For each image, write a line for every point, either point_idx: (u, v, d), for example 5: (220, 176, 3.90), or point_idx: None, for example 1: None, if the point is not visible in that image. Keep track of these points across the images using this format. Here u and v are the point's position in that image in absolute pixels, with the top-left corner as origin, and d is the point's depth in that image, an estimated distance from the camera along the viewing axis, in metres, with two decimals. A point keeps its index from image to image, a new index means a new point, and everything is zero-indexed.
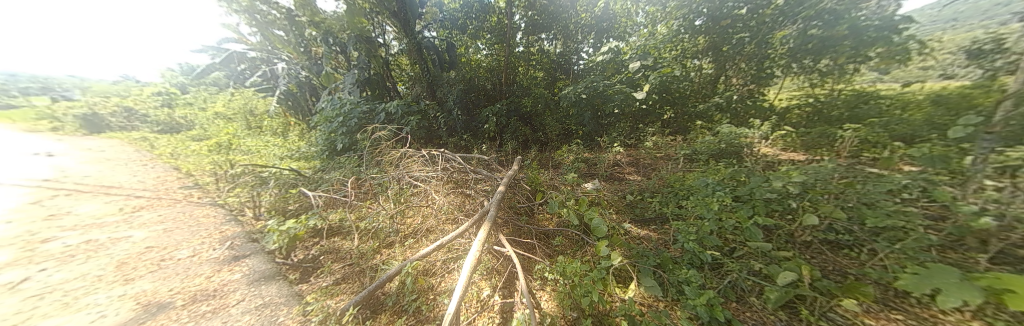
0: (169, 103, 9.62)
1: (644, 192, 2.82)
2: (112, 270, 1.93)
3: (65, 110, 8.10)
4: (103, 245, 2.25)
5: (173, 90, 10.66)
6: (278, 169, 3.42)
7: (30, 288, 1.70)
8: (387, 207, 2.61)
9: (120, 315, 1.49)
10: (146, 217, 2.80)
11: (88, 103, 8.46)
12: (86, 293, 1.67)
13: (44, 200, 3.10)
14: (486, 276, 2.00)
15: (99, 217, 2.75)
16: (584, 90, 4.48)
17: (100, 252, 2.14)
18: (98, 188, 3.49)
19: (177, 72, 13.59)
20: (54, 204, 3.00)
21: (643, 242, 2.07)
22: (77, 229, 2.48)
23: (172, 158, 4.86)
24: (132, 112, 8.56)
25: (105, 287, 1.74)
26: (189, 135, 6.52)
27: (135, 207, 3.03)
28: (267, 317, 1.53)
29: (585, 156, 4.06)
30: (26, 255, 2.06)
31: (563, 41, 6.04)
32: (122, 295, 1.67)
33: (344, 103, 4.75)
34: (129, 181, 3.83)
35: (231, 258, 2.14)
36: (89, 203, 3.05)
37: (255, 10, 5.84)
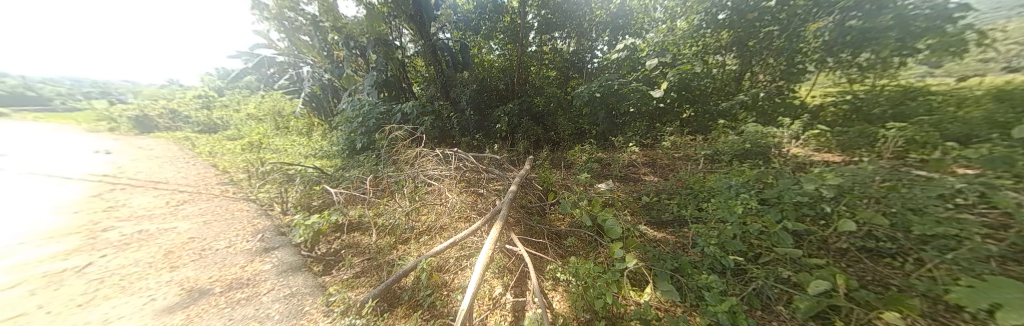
0: (208, 105, 10.45)
1: (661, 194, 2.74)
2: (161, 257, 2.13)
3: (121, 112, 9.00)
4: (155, 235, 2.50)
5: (211, 93, 11.55)
6: (302, 168, 3.61)
7: (94, 272, 1.91)
8: (403, 204, 2.69)
9: (168, 300, 1.65)
10: (188, 210, 3.05)
11: (140, 106, 9.34)
12: (142, 277, 1.87)
13: (107, 193, 3.48)
14: (498, 274, 2.02)
15: (151, 209, 3.04)
16: (598, 89, 4.38)
17: (150, 241, 2.37)
18: (149, 183, 3.86)
19: (215, 76, 14.72)
20: (114, 197, 3.35)
21: (659, 245, 2.01)
22: (131, 220, 2.76)
23: (210, 156, 5.28)
24: (176, 114, 9.38)
25: (157, 272, 1.93)
26: (225, 135, 7.07)
27: (180, 200, 3.32)
28: (294, 306, 1.63)
29: (598, 156, 3.99)
30: (90, 242, 2.32)
31: (576, 40, 5.84)
32: (170, 280, 1.85)
33: (364, 104, 4.96)
34: (174, 177, 4.20)
35: (262, 249, 2.30)
36: (142, 196, 3.39)
37: (283, 17, 6.20)
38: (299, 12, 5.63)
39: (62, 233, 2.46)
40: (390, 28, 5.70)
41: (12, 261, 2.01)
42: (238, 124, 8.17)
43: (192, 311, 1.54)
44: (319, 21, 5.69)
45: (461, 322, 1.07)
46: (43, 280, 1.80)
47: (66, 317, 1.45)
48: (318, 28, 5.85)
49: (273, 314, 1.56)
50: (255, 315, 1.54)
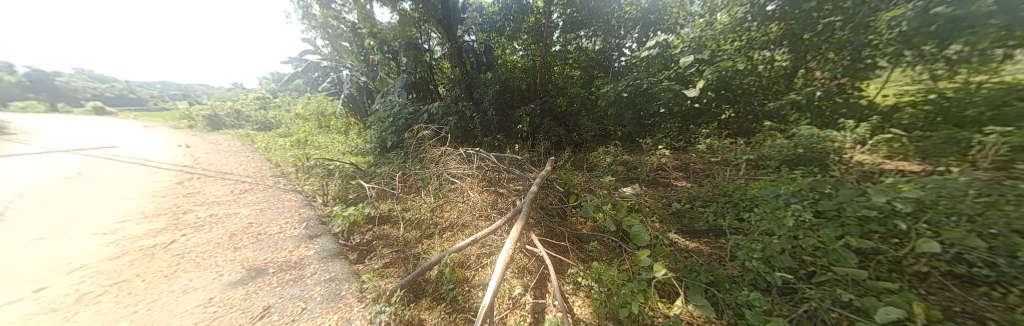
0: (264, 106, 11.87)
1: (694, 201, 2.57)
2: (227, 238, 2.46)
3: (198, 112, 10.55)
4: (222, 218, 2.88)
5: (266, 95, 13.06)
6: (339, 163, 3.92)
7: (177, 247, 2.26)
8: (429, 201, 2.82)
9: (232, 276, 1.90)
10: (248, 198, 3.48)
11: (212, 106, 10.86)
12: (212, 254, 2.17)
13: (188, 180, 4.09)
14: (518, 274, 2.03)
15: (220, 196, 3.52)
16: (626, 88, 4.19)
17: (219, 224, 2.74)
18: (218, 173, 4.47)
19: (270, 80, 16.69)
20: (192, 184, 3.93)
21: (692, 255, 1.87)
22: (206, 204, 3.22)
23: (266, 151, 5.98)
24: (240, 113, 10.77)
25: (224, 251, 2.24)
26: (278, 133, 7.98)
27: (242, 189, 3.81)
28: (331, 290, 1.78)
29: (628, 159, 3.97)
30: (175, 222, 2.75)
31: (603, 38, 5.68)
32: (234, 259, 2.12)
33: (395, 105, 5.30)
34: (237, 168, 4.81)
35: (307, 236, 2.54)
36: (213, 184, 3.94)
37: (328, 25, 6.80)
38: (340, 20, 6.09)
39: (155, 213, 2.94)
40: (420, 33, 5.99)
41: (121, 235, 2.45)
42: (289, 123, 9.17)
43: (250, 289, 1.76)
44: (357, 28, 6.13)
45: (482, 318, 1.09)
46: (141, 252, 2.18)
47: (157, 286, 1.75)
48: (356, 34, 6.30)
49: (316, 296, 1.72)
50: (300, 295, 1.72)
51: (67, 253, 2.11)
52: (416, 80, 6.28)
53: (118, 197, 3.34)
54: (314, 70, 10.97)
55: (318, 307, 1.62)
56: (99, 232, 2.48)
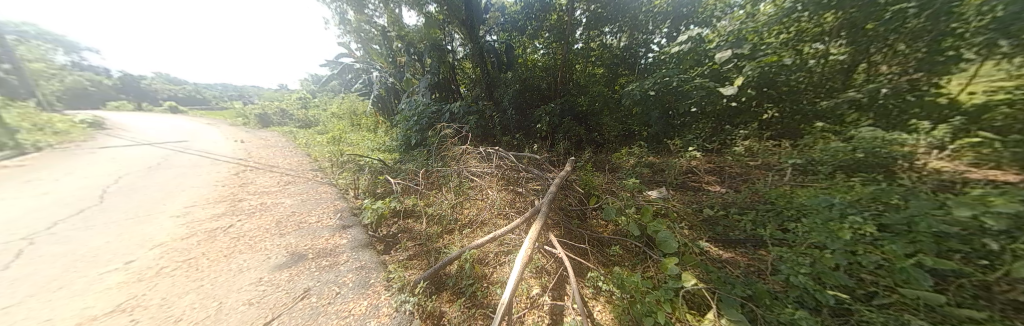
0: (305, 105, 13.04)
1: (728, 208, 2.39)
2: (274, 224, 2.73)
3: (251, 111, 11.89)
4: (270, 207, 3.20)
5: (306, 95, 14.33)
6: (368, 160, 4.17)
7: (234, 231, 2.56)
8: (450, 197, 2.90)
9: (279, 259, 2.11)
10: (292, 189, 3.84)
11: (263, 106, 12.17)
12: (262, 239, 2.43)
13: (242, 171, 4.61)
14: (536, 275, 2.02)
15: (268, 186, 3.91)
16: (655, 86, 3.97)
17: (267, 211, 3.05)
18: (267, 166, 4.97)
19: (310, 81, 18.28)
20: (245, 175, 4.42)
21: (726, 266, 1.74)
22: (257, 193, 3.61)
23: (306, 147, 6.57)
24: (285, 113, 11.96)
25: (272, 236, 2.49)
26: (316, 130, 8.72)
27: (286, 180, 4.20)
28: (361, 278, 1.90)
29: (654, 161, 3.80)
30: (233, 208, 3.11)
31: (629, 34, 5.39)
32: (280, 244, 2.35)
33: (419, 104, 5.54)
34: (281, 162, 5.32)
35: (340, 226, 2.74)
36: (263, 176, 4.40)
37: (361, 29, 7.22)
38: (372, 25, 6.53)
39: (217, 199, 3.35)
40: (444, 34, 6.19)
41: (190, 217, 2.82)
42: (325, 121, 10.00)
43: (293, 272, 1.94)
44: (387, 32, 6.55)
45: (501, 315, 1.11)
46: (207, 233, 2.50)
47: (219, 265, 2.00)
48: (386, 38, 6.66)
49: (348, 282, 1.85)
50: (335, 280, 1.87)
51: (152, 231, 2.49)
52: (439, 80, 6.51)
53: (189, 185, 3.86)
54: (347, 72, 11.78)
55: (351, 292, 1.75)
56: (174, 214, 2.88)
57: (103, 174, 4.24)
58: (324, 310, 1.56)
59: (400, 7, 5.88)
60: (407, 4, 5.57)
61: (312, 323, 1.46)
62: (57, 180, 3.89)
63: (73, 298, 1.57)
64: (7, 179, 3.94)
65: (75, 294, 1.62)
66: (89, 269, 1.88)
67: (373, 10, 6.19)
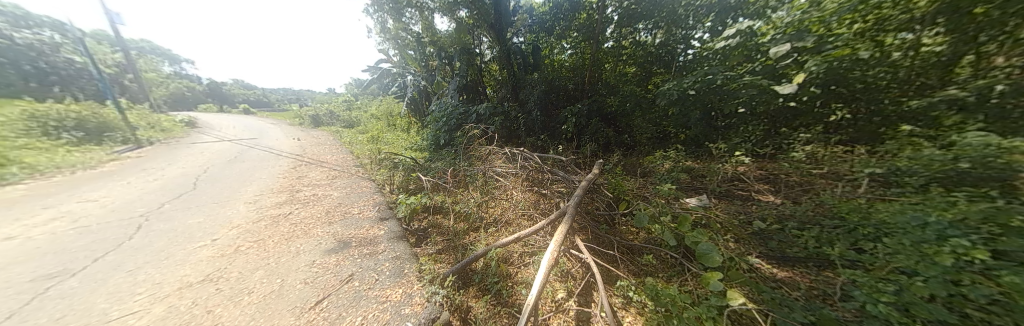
0: (350, 107, 14.47)
1: (783, 222, 2.16)
2: (325, 213, 3.05)
3: (306, 112, 13.54)
4: (320, 198, 3.57)
5: (351, 98, 15.91)
6: (402, 158, 4.47)
7: (293, 217, 2.91)
8: (476, 196, 3.00)
9: (329, 245, 2.35)
10: (339, 182, 4.25)
11: (316, 108, 13.80)
12: (314, 226, 2.72)
13: (298, 165, 5.23)
14: (562, 278, 1.99)
15: (318, 179, 4.37)
16: (697, 84, 3.68)
17: (319, 202, 3.42)
18: (317, 161, 5.59)
19: (354, 85, 20.20)
20: (300, 168, 5.01)
21: (782, 287, 1.55)
22: (310, 185, 4.06)
23: (349, 145, 7.28)
24: (333, 114, 13.38)
25: (323, 223, 2.77)
26: (358, 130, 9.62)
27: (334, 175, 4.67)
28: (396, 267, 2.04)
29: (692, 165, 3.58)
30: (291, 197, 3.54)
31: (665, 31, 4.72)
32: (329, 231, 2.62)
33: (448, 106, 5.81)
34: (329, 158, 5.94)
35: (379, 217, 2.96)
36: (314, 170, 4.95)
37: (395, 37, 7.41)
38: (409, 32, 6.75)
39: (279, 189, 3.84)
40: (473, 38, 6.43)
41: (259, 204, 3.28)
42: (366, 122, 10.98)
43: (340, 257, 2.15)
44: (421, 38, 6.77)
45: (528, 316, 1.10)
46: (272, 218, 2.88)
47: (281, 246, 2.29)
48: (419, 43, 7.00)
49: (384, 271, 1.98)
50: (373, 268, 2.02)
51: (231, 213, 2.95)
52: (467, 82, 6.74)
53: (257, 176, 4.48)
54: (384, 76, 12.72)
55: (387, 280, 1.87)
56: (247, 200, 3.37)
57: (196, 165, 5.14)
58: (365, 294, 1.71)
59: (433, 14, 6.19)
60: (440, 11, 5.88)
61: (354, 305, 1.60)
62: (165, 169, 4.80)
63: (176, 267, 1.94)
64: (134, 167, 5.00)
65: (177, 263, 1.99)
66: (186, 243, 2.29)
67: (409, 19, 6.43)
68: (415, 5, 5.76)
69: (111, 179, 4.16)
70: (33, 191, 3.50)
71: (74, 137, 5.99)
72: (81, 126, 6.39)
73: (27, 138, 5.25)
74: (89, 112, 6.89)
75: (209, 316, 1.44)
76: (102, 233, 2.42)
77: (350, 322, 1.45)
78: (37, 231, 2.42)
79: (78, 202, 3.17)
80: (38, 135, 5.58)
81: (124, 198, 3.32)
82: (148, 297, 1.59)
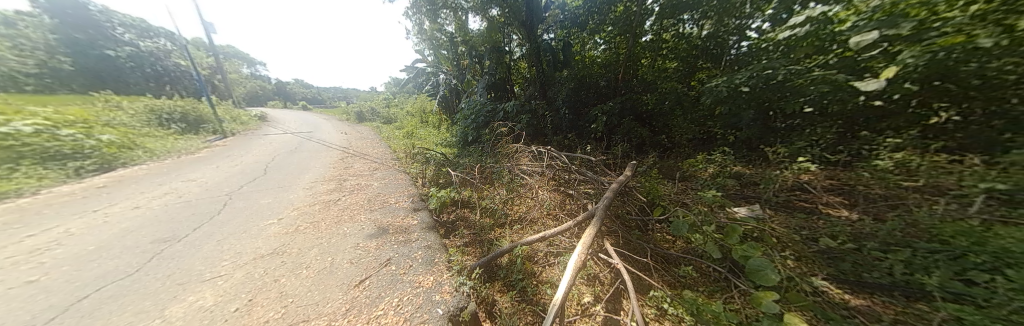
0: (388, 104, 15.70)
1: (860, 242, 1.82)
2: (367, 201, 3.33)
3: (353, 109, 15.12)
4: (363, 187, 3.91)
5: (390, 97, 17.32)
6: (433, 153, 4.73)
7: (340, 203, 3.23)
8: (503, 193, 3.09)
9: (369, 230, 2.56)
10: (378, 174, 4.61)
11: (361, 106, 15.33)
12: (358, 212, 2.99)
13: (344, 157, 5.80)
14: (588, 282, 1.94)
15: (361, 170, 4.79)
16: (750, 81, 3.27)
17: (362, 190, 3.75)
18: (359, 154, 6.14)
19: (392, 85, 21.88)
20: (346, 160, 5.56)
21: (858, 317, 1.31)
22: (354, 175, 4.46)
23: (387, 139, 7.93)
24: (375, 111, 14.75)
25: (365, 210, 3.04)
26: (395, 126, 10.41)
27: (373, 166, 5.08)
28: (428, 255, 2.15)
29: (740, 171, 3.24)
30: (339, 185, 3.94)
31: (714, 20, 4.21)
32: (371, 217, 2.86)
33: (476, 104, 6.05)
34: (370, 151, 6.50)
35: (413, 208, 3.14)
36: (357, 161, 5.43)
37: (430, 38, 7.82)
38: (443, 33, 7.00)
39: (329, 177, 4.30)
40: (504, 36, 6.52)
41: (313, 189, 3.71)
42: (402, 118, 11.82)
43: (379, 242, 2.34)
44: (454, 37, 6.99)
45: (557, 315, 1.07)
46: (323, 203, 3.22)
47: (331, 228, 2.56)
48: (452, 43, 7.23)
49: (418, 258, 2.11)
50: (408, 254, 2.16)
51: (292, 197, 3.38)
52: (495, 80, 6.93)
53: (311, 165, 5.07)
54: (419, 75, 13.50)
55: (420, 267, 2.00)
56: (303, 186, 3.83)
57: (265, 153, 6.00)
58: (401, 278, 1.84)
59: (466, 13, 6.34)
60: (473, 11, 6.02)
61: (391, 287, 1.73)
62: (241, 156, 5.68)
63: (252, 239, 2.29)
64: (220, 154, 6.00)
65: (252, 236, 2.34)
66: (258, 220, 2.68)
67: (443, 20, 6.67)
68: (450, 6, 5.95)
69: (203, 163, 5.04)
70: (152, 171, 4.39)
71: (180, 128, 7.40)
72: (184, 118, 7.86)
73: (148, 127, 6.60)
74: (190, 106, 8.43)
75: (276, 285, 1.68)
76: (198, 207, 2.94)
77: (387, 302, 1.57)
78: (155, 203, 3.03)
79: (182, 181, 3.90)
80: (155, 125, 6.98)
81: (213, 179, 4.02)
82: (231, 264, 1.90)
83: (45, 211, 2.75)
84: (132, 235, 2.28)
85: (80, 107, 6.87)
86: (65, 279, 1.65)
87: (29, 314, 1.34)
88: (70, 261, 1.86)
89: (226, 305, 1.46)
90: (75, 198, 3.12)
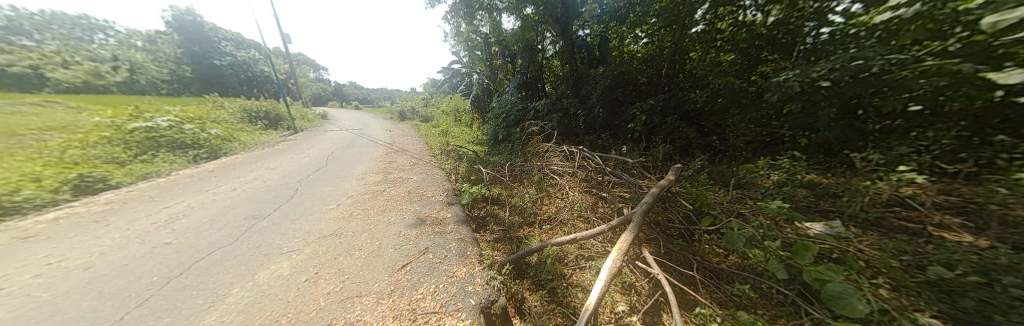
0: (426, 103, 16.92)
1: (992, 275, 1.26)
2: (408, 194, 3.59)
3: (397, 108, 16.81)
4: (404, 180, 4.26)
5: (428, 97, 18.67)
6: (466, 151, 5.01)
7: (385, 194, 3.55)
8: (533, 192, 3.12)
9: (410, 220, 2.76)
10: (416, 168, 4.97)
11: (404, 105, 16.91)
12: (401, 202, 3.26)
13: (388, 152, 6.37)
14: (623, 291, 1.84)
15: (403, 164, 5.22)
16: (830, 74, 2.66)
17: (403, 183, 4.07)
18: (400, 149, 6.70)
19: (430, 85, 23.47)
20: (390, 154, 6.09)
21: None
22: (395, 169, 4.87)
23: (425, 136, 8.57)
24: (414, 110, 16.01)
25: (406, 201, 3.30)
26: (432, 124, 11.18)
27: (412, 161, 5.48)
28: (461, 247, 2.25)
29: (813, 180, 2.71)
30: (383, 177, 4.33)
31: (785, 5, 3.57)
32: (411, 208, 3.08)
33: (508, 103, 6.27)
34: (410, 147, 7.07)
35: (448, 202, 3.32)
36: (398, 156, 5.93)
37: (466, 40, 8.22)
38: (478, 34, 7.32)
39: (376, 170, 4.78)
40: (538, 34, 6.57)
41: (363, 180, 4.15)
42: (438, 116, 12.66)
43: (419, 231, 2.52)
44: (488, 38, 7.25)
45: (594, 314, 1.03)
46: (371, 193, 3.57)
47: (379, 216, 2.84)
48: (486, 44, 7.47)
49: (452, 249, 2.22)
50: (444, 245, 2.29)
51: (345, 186, 3.82)
52: (527, 80, 7.27)
53: (361, 158, 5.68)
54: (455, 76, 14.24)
55: (454, 257, 2.10)
56: (355, 177, 4.31)
57: (325, 147, 6.92)
58: (437, 267, 1.96)
59: (501, 14, 6.44)
60: (507, 11, 6.09)
61: (429, 274, 1.86)
62: (307, 149, 6.62)
63: (317, 220, 2.66)
64: (291, 146, 7.09)
65: (316, 218, 2.71)
66: (322, 204, 3.10)
67: (479, 21, 6.83)
68: (486, 7, 6.09)
69: (277, 154, 5.99)
70: (242, 159, 5.38)
71: (264, 124, 8.98)
72: (268, 115, 9.44)
73: (242, 123, 8.05)
74: (274, 106, 10.12)
75: (336, 262, 1.92)
76: (276, 191, 3.51)
77: (425, 288, 1.69)
78: (246, 186, 3.71)
79: (264, 169, 4.70)
80: (248, 121, 8.61)
81: (285, 168, 4.76)
82: (303, 240, 2.23)
83: (174, 188, 3.55)
84: (231, 210, 2.83)
85: (201, 107, 8.84)
86: (191, 244, 2.12)
87: (167, 268, 1.77)
88: (191, 229, 2.39)
89: (298, 276, 1.73)
90: (193, 179, 3.98)
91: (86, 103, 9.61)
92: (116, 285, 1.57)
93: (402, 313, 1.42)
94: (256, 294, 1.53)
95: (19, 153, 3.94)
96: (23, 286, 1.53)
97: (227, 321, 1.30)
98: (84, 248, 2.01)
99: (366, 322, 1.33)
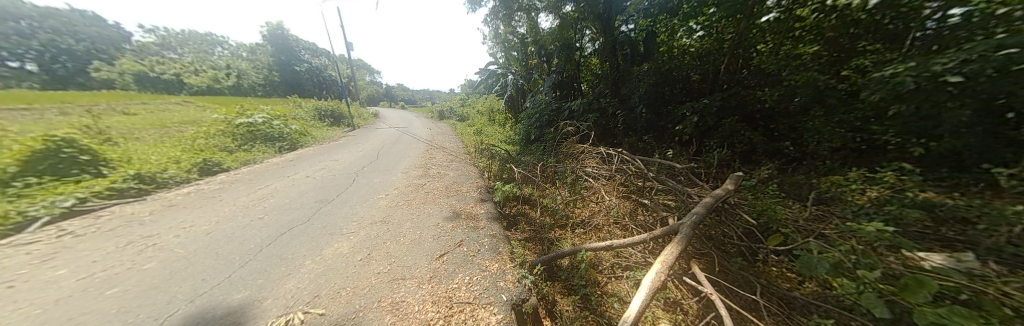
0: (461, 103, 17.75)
1: None
2: (445, 188, 3.80)
3: (437, 108, 17.95)
4: (442, 175, 4.52)
5: (464, 97, 19.59)
6: (499, 150, 5.11)
7: (424, 188, 3.79)
8: (566, 194, 3.07)
9: (446, 213, 2.92)
10: (451, 165, 5.23)
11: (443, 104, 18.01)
12: (439, 196, 3.47)
13: (428, 148, 6.83)
14: (666, 307, 1.71)
15: (441, 161, 5.55)
16: (963, 67, 1.98)
17: (441, 178, 4.32)
18: (438, 146, 7.14)
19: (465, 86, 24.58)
20: (429, 151, 6.51)
21: None
22: (433, 165, 5.18)
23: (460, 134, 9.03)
24: (451, 110, 16.92)
25: (444, 195, 3.50)
26: (467, 123, 11.71)
27: (448, 158, 5.77)
28: (493, 243, 2.30)
29: (929, 199, 2.14)
30: (423, 172, 4.65)
31: None
32: (448, 202, 3.26)
33: (542, 103, 6.29)
34: (447, 144, 7.50)
35: (481, 198, 3.42)
36: (435, 153, 6.32)
37: (503, 41, 8.45)
38: (515, 35, 7.44)
39: (416, 165, 5.16)
40: (576, 33, 6.55)
41: (405, 174, 4.51)
42: (473, 116, 13.19)
43: (454, 224, 2.65)
44: (525, 38, 7.30)
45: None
46: (412, 186, 3.86)
47: (419, 207, 3.05)
48: (522, 44, 7.53)
49: (484, 244, 2.29)
50: (478, 239, 2.37)
51: (390, 178, 4.20)
52: (562, 79, 7.19)
53: (404, 153, 6.21)
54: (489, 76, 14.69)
55: (487, 252, 2.16)
56: (398, 170, 4.70)
57: (374, 142, 7.74)
58: (471, 259, 2.03)
59: (539, 14, 6.50)
60: (546, 10, 6.20)
61: (464, 265, 1.94)
62: (361, 144, 7.49)
63: (369, 207, 2.98)
64: (347, 141, 8.08)
65: (367, 205, 3.03)
66: (372, 193, 3.46)
67: (517, 22, 6.99)
68: (525, 8, 6.22)
69: (337, 147, 6.89)
70: (311, 151, 6.31)
71: (327, 121, 10.39)
72: (333, 113, 10.92)
73: (313, 120, 9.49)
74: (337, 105, 11.67)
75: (383, 246, 2.12)
76: (336, 179, 4.02)
77: (460, 278, 1.76)
78: (312, 174, 4.33)
79: (326, 160, 5.44)
80: (316, 118, 10.07)
81: (343, 160, 5.43)
82: (357, 224, 2.52)
83: (262, 173, 4.33)
84: (304, 194, 3.34)
85: (284, 106, 10.63)
86: (276, 219, 2.56)
87: (260, 238, 2.17)
88: (275, 208, 2.88)
89: (354, 255, 1.96)
90: (275, 166, 4.79)
91: (212, 103, 12.37)
92: (226, 248, 1.97)
93: (439, 299, 1.51)
94: (322, 267, 1.78)
95: (170, 140, 5.25)
96: (171, 242, 2.03)
97: (301, 287, 1.53)
98: (206, 217, 2.58)
99: (409, 303, 1.44)
